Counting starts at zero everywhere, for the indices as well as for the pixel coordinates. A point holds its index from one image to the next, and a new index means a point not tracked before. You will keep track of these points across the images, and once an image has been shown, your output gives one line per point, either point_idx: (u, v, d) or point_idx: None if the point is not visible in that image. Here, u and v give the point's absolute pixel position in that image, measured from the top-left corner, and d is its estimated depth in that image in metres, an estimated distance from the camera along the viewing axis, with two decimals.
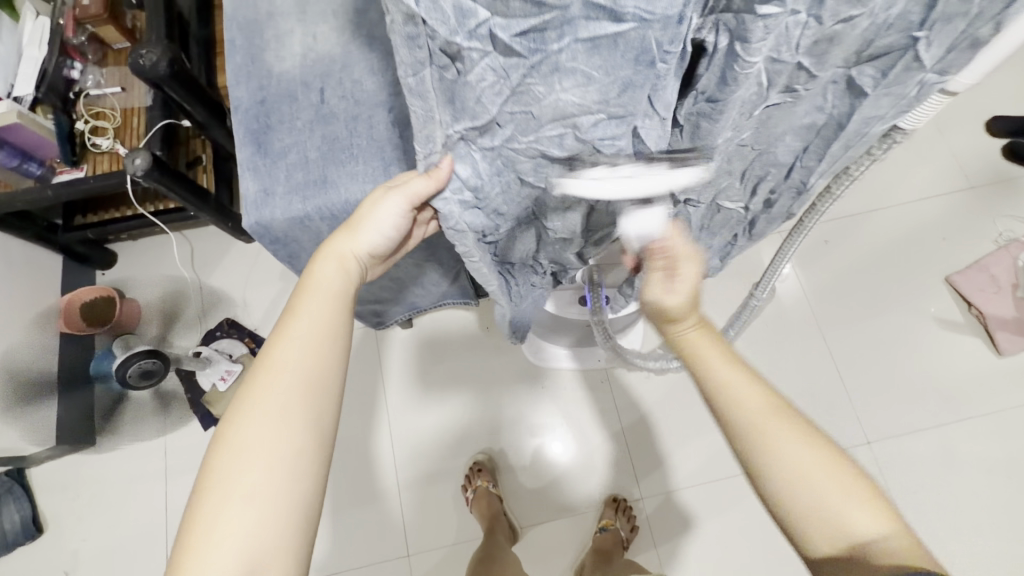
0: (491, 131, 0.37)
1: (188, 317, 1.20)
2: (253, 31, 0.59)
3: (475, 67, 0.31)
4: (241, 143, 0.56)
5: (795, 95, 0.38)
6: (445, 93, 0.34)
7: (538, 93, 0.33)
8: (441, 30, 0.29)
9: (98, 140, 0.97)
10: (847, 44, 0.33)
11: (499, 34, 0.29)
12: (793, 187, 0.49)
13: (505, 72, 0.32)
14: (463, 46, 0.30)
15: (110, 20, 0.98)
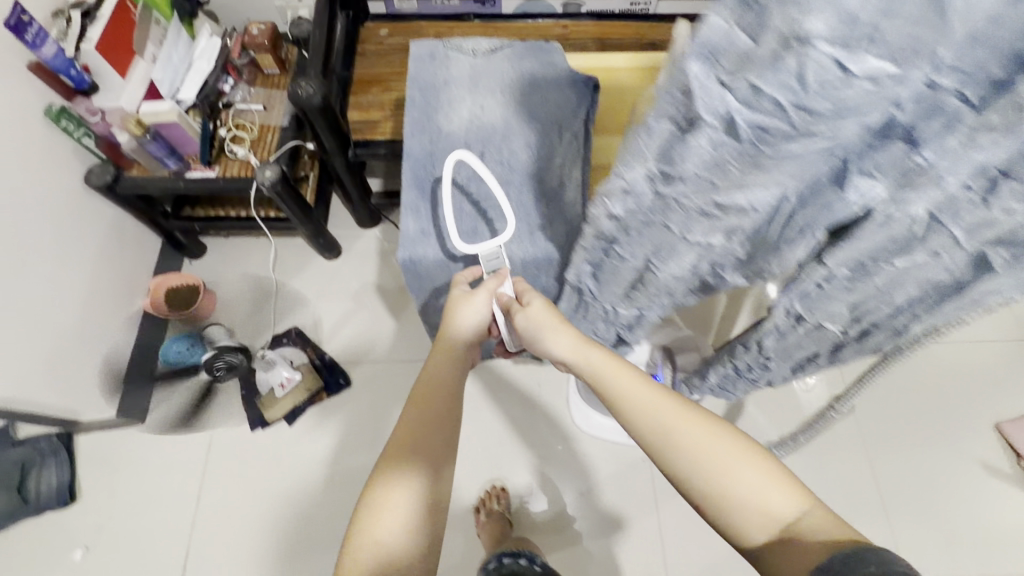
0: (670, 184, 0.37)
1: (259, 318, 1.25)
2: (430, 93, 0.68)
3: (700, 142, 0.31)
4: (406, 185, 0.63)
5: (934, 258, 0.39)
6: (662, 148, 0.34)
7: (730, 174, 0.33)
8: (699, 103, 0.29)
9: (235, 148, 1.07)
10: (997, 231, 0.34)
11: (735, 124, 0.29)
12: (891, 327, 0.50)
13: (718, 150, 0.31)
14: (700, 121, 0.30)
15: (271, 49, 1.11)
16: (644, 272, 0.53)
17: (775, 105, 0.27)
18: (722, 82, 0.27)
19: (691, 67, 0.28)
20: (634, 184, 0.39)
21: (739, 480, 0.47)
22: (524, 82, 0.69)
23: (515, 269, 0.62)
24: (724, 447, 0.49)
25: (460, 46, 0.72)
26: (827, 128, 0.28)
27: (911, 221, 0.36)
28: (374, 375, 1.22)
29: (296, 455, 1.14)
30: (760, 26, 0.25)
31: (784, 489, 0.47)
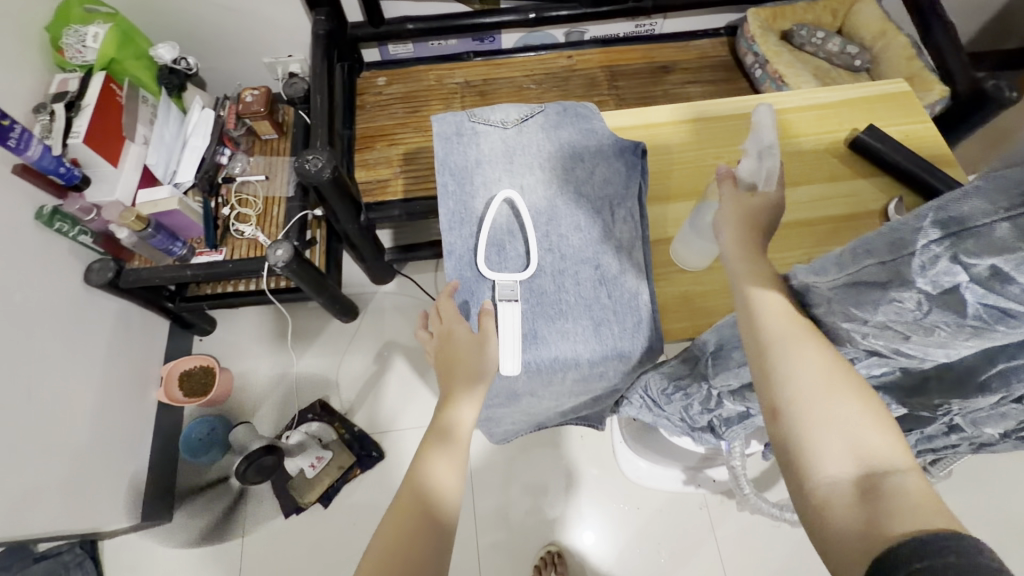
0: (853, 325, 0.35)
1: (280, 393, 1.20)
2: (463, 177, 0.62)
3: (924, 277, 0.28)
4: (454, 289, 0.57)
5: None
6: (873, 272, 0.31)
7: (960, 323, 0.29)
8: (951, 232, 0.26)
9: (241, 227, 1.00)
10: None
11: (995, 268, 0.25)
12: None
13: (952, 293, 0.28)
14: (912, 282, 0.29)
15: (267, 115, 1.04)
16: None
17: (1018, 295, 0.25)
18: (1002, 221, 0.24)
19: (923, 235, 0.28)
20: (817, 303, 0.37)
21: (823, 405, 0.36)
22: (565, 153, 0.63)
23: (581, 370, 0.56)
24: (819, 381, 0.36)
25: (488, 118, 0.66)
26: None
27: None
28: (408, 442, 1.16)
29: (335, 539, 1.08)
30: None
31: (884, 449, 0.33)
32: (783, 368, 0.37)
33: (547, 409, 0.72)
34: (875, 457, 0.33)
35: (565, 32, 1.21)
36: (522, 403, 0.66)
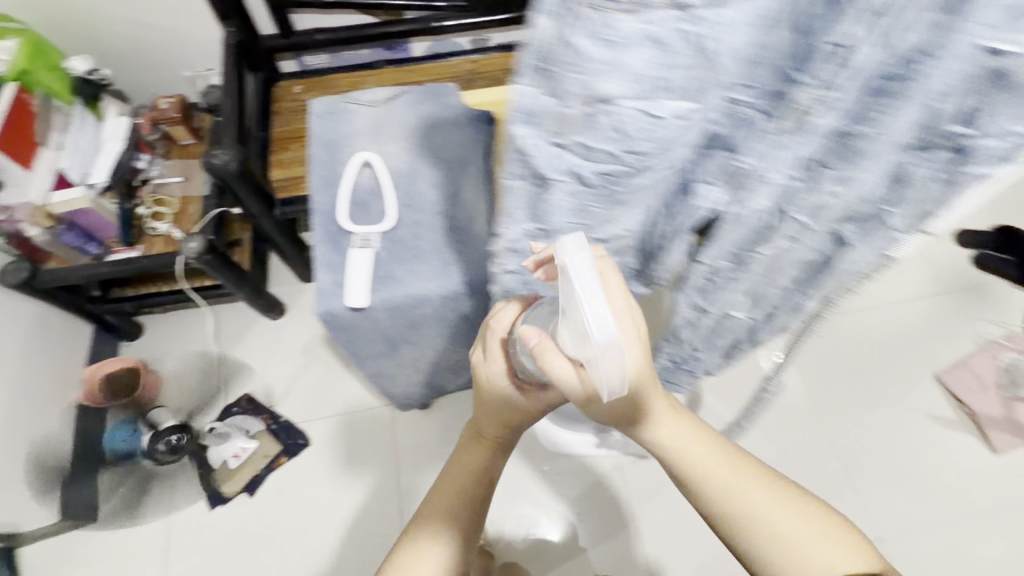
0: (555, 232, 0.40)
1: (208, 390, 1.22)
2: (333, 148, 0.69)
3: (558, 194, 0.35)
4: (319, 241, 0.63)
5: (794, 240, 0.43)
6: (529, 206, 0.38)
7: (599, 211, 0.37)
8: (541, 164, 0.33)
9: (156, 224, 1.05)
10: (834, 211, 0.38)
11: (583, 173, 0.33)
12: (791, 306, 0.53)
13: (578, 199, 0.36)
14: (551, 178, 0.34)
15: (183, 121, 1.10)
16: None
17: (607, 152, 0.31)
18: (554, 142, 0.31)
19: (524, 135, 0.31)
20: (532, 235, 0.42)
21: (751, 497, 0.50)
22: (424, 125, 0.71)
23: (436, 306, 0.63)
24: (764, 490, 0.50)
25: (360, 98, 0.74)
26: (659, 163, 0.32)
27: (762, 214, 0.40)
28: (335, 428, 1.20)
29: (263, 525, 1.10)
30: (561, 93, 0.28)
31: (836, 534, 0.48)
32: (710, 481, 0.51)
33: (432, 360, 0.78)
34: (833, 542, 0.48)
35: (470, 40, 1.31)
36: (400, 351, 0.72)
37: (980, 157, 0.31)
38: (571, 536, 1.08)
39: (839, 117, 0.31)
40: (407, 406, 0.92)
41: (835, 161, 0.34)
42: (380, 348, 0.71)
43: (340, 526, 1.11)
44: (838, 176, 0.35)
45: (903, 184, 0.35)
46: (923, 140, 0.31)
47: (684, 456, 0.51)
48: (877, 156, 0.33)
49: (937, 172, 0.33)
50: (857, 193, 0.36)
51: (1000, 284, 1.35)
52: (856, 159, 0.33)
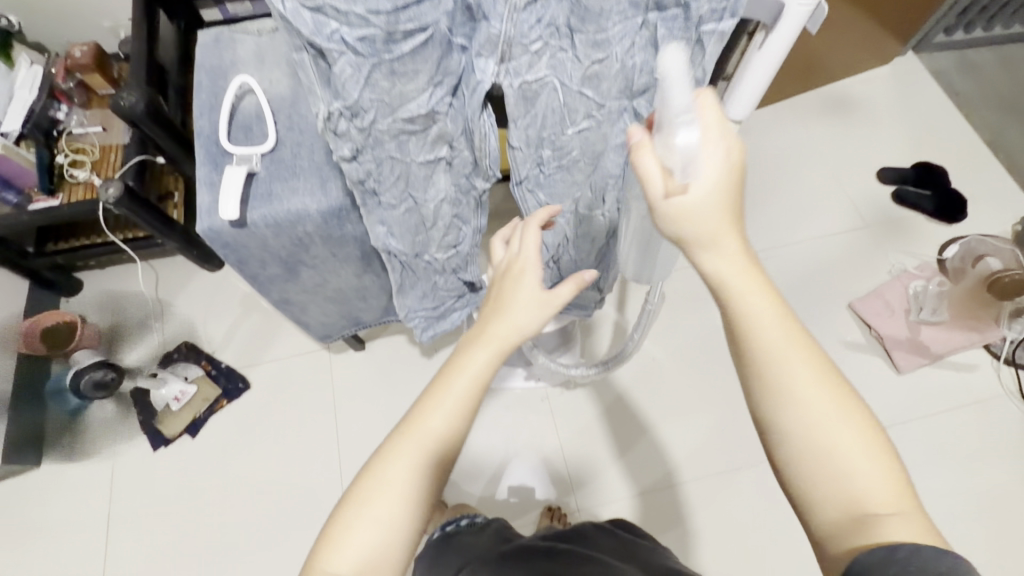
0: (358, 115, 0.45)
1: (148, 341, 1.24)
2: (217, 76, 0.71)
3: (338, 62, 0.41)
4: (201, 162, 0.65)
5: (594, 119, 0.51)
6: (324, 81, 0.43)
7: (385, 83, 0.43)
8: (306, 32, 0.39)
9: (75, 172, 1.06)
10: (614, 82, 0.48)
11: (347, 39, 0.40)
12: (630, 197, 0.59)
13: (357, 68, 0.42)
14: (325, 48, 0.40)
15: (98, 69, 1.09)
16: (419, 207, 0.56)
17: (357, 12, 0.38)
18: (307, 6, 0.38)
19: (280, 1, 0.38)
20: (336, 121, 0.46)
21: (823, 447, 0.43)
22: None
23: (318, 222, 0.67)
24: (854, 439, 0.43)
25: (248, 29, 0.75)
26: (413, 21, 0.40)
27: (544, 84, 0.48)
28: (273, 373, 1.23)
29: (204, 464, 1.15)
30: None
31: (880, 467, 0.42)
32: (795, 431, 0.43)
33: (337, 287, 0.82)
34: (875, 475, 0.42)
35: None
36: (298, 274, 0.75)
37: (692, 10, 0.44)
38: (523, 476, 1.15)
39: None
40: (327, 338, 0.95)
41: (578, 22, 0.44)
42: (277, 271, 0.74)
43: (279, 463, 1.15)
44: (589, 40, 0.45)
45: (655, 48, 0.47)
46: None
47: (787, 397, 0.43)
48: (619, 16, 0.43)
49: (675, 25, 0.45)
50: (619, 55, 0.46)
51: (918, 218, 1.40)
52: (597, 20, 0.43)
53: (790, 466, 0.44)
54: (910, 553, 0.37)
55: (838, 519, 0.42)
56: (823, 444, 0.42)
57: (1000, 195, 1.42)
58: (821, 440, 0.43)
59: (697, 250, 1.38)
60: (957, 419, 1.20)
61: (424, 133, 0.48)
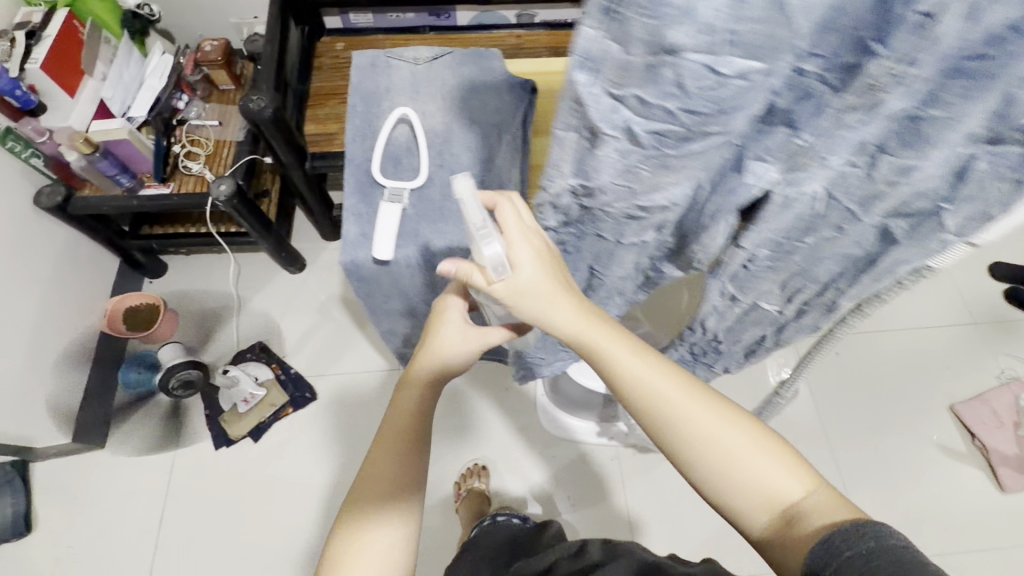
0: (593, 195, 0.37)
1: (223, 336, 1.24)
2: (371, 102, 0.69)
3: (607, 149, 0.32)
4: (349, 190, 0.63)
5: (841, 233, 0.40)
6: (575, 158, 0.35)
7: (645, 174, 0.34)
8: (592, 115, 0.30)
9: (190, 164, 1.07)
10: (887, 204, 0.35)
11: (635, 130, 0.30)
12: (824, 305, 0.51)
13: (626, 158, 0.33)
14: (602, 133, 0.31)
15: (224, 66, 1.11)
16: (594, 279, 0.52)
17: (664, 109, 0.28)
18: (611, 93, 0.28)
19: (578, 79, 0.28)
20: (563, 192, 0.38)
21: (720, 437, 0.44)
22: (463, 86, 0.70)
23: None
24: (722, 419, 0.44)
25: (404, 55, 0.73)
26: (715, 131, 0.30)
27: (811, 194, 0.36)
28: (340, 386, 1.20)
29: (262, 470, 1.12)
30: (625, 37, 0.25)
31: (778, 459, 0.44)
32: (680, 421, 0.44)
33: None
34: (771, 463, 0.44)
35: (517, 14, 1.29)
36: (415, 311, 0.72)
37: None
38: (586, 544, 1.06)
39: (912, 99, 0.27)
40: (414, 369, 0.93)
41: (893, 144, 0.30)
42: (396, 306, 0.71)
43: (336, 481, 1.12)
44: (896, 167, 0.32)
45: (962, 180, 0.31)
46: (995, 130, 0.27)
47: (655, 398, 0.45)
48: (947, 143, 0.29)
49: (1005, 162, 0.29)
50: (913, 184, 0.33)
51: None
52: (920, 146, 0.29)
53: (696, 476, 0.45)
54: (843, 539, 0.38)
55: (769, 521, 0.43)
56: (711, 437, 0.44)
57: None
58: (708, 434, 0.44)
59: None
60: None
61: (649, 218, 0.40)
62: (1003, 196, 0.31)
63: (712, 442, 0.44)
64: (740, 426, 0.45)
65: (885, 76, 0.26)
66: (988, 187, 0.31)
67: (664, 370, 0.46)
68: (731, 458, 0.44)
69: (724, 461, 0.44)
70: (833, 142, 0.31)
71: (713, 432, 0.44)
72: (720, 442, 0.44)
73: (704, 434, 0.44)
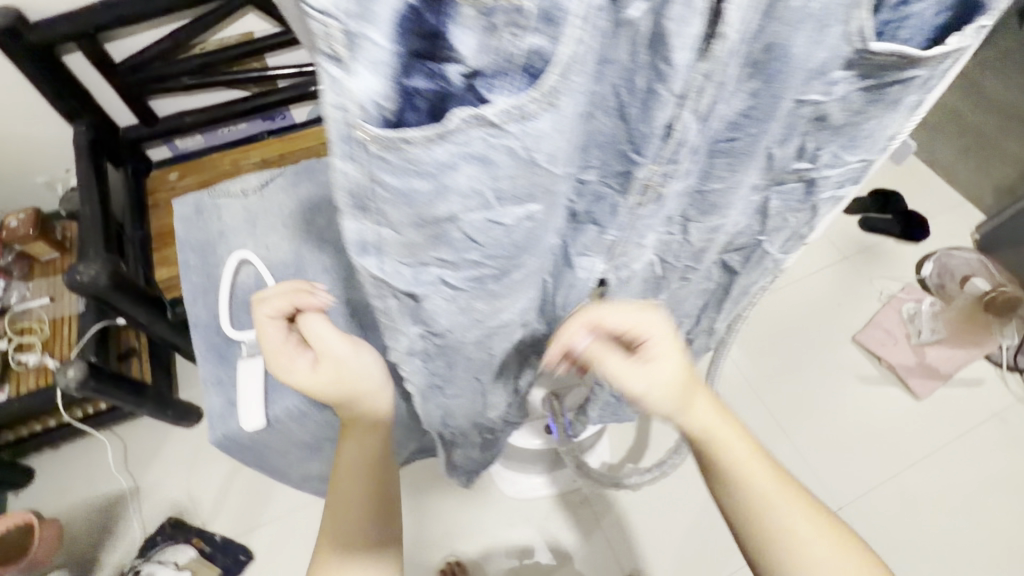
0: (444, 336, 0.34)
1: (125, 526, 1.07)
2: (206, 252, 0.63)
3: (432, 302, 0.29)
4: (201, 357, 0.56)
5: (689, 279, 0.43)
6: (407, 318, 0.31)
7: (482, 306, 0.31)
8: (400, 284, 0.27)
9: (24, 357, 0.93)
10: (716, 248, 0.41)
11: (449, 279, 0.28)
12: (705, 331, 0.53)
13: (454, 299, 0.29)
14: (417, 293, 0.28)
15: (40, 236, 0.97)
16: (488, 393, 0.48)
17: (467, 258, 0.26)
18: (404, 262, 0.25)
19: (365, 261, 0.25)
20: (413, 343, 0.34)
21: (791, 519, 0.42)
22: (303, 206, 0.66)
23: None
24: (796, 504, 0.43)
25: (230, 190, 0.68)
26: (531, 254, 0.29)
27: (640, 253, 0.38)
28: (278, 535, 1.08)
29: None
30: (395, 224, 0.23)
31: (844, 548, 0.42)
32: (750, 501, 0.43)
33: None
34: (795, 514, 0.42)
35: None
36: (323, 451, 0.66)
37: (821, 181, 0.36)
38: None
39: (692, 177, 0.32)
40: None
41: (695, 214, 0.36)
42: (299, 456, 0.64)
43: None
44: (705, 230, 0.37)
45: (767, 215, 0.38)
46: (772, 174, 0.34)
47: (738, 475, 0.43)
48: (740, 204, 0.36)
49: (792, 197, 0.36)
50: (728, 231, 0.39)
51: (889, 242, 1.47)
52: (716, 210, 0.35)
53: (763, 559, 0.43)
54: None
55: None
56: (782, 516, 0.42)
57: (951, 208, 1.53)
58: (781, 510, 0.42)
59: None
60: (988, 435, 1.21)
61: (514, 331, 0.38)
62: (804, 217, 0.39)
63: (782, 524, 0.42)
64: (814, 515, 0.43)
65: (657, 176, 0.30)
66: (787, 216, 0.38)
67: (755, 455, 0.44)
68: (792, 542, 0.42)
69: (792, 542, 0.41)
70: (653, 230, 0.35)
71: (781, 508, 0.42)
72: (783, 523, 0.42)
73: (770, 516, 0.42)
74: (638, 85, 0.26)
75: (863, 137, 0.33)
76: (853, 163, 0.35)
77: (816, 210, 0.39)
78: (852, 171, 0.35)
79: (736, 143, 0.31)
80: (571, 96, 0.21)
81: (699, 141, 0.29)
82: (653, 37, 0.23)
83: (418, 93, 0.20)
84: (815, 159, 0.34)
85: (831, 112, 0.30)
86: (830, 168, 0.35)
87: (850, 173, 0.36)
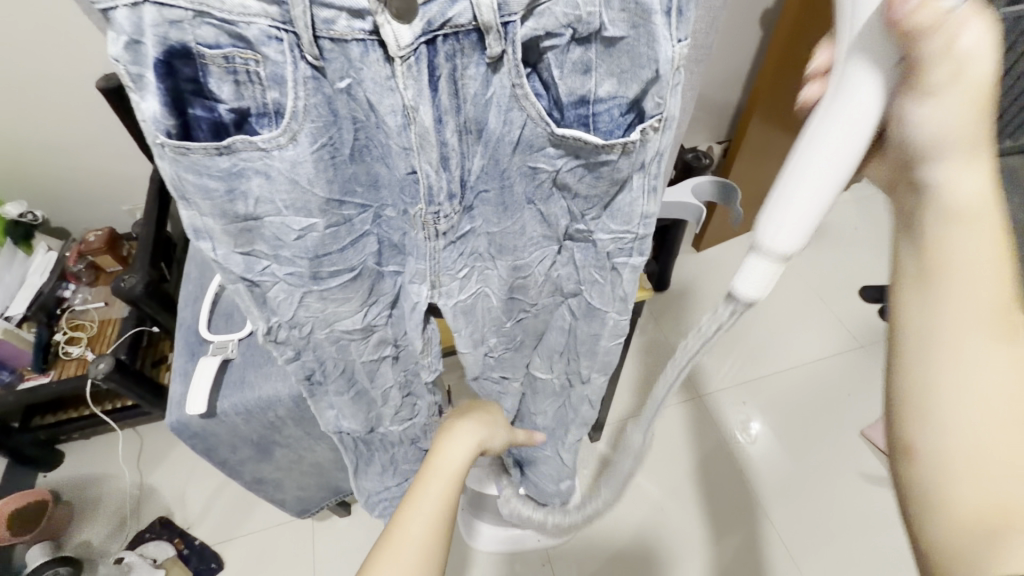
0: (298, 326, 0.52)
1: (122, 516, 1.17)
2: (205, 267, 0.76)
3: (271, 289, 0.47)
4: (177, 353, 0.67)
5: (529, 311, 0.61)
6: (257, 304, 0.49)
7: (313, 301, 0.50)
8: (239, 271, 0.45)
9: (70, 349, 1.11)
10: (534, 288, 0.57)
11: (278, 272, 0.46)
12: (580, 375, 0.68)
13: (288, 291, 0.48)
14: (257, 280, 0.47)
15: (108, 250, 1.17)
16: (368, 393, 0.64)
17: (291, 255, 0.45)
18: (238, 251, 0.44)
19: (208, 246, 0.43)
20: (276, 332, 0.52)
21: (974, 410, 0.35)
22: None
23: (289, 406, 0.66)
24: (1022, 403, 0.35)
25: None
26: (336, 264, 0.48)
27: (477, 295, 0.56)
28: (251, 549, 1.14)
29: None
30: (206, 213, 0.40)
31: None
32: (935, 367, 0.37)
33: (313, 462, 0.79)
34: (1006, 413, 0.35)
35: None
36: (271, 455, 0.73)
37: (599, 246, 0.51)
38: None
39: (478, 221, 0.48)
40: (305, 514, 0.90)
41: (495, 250, 0.51)
42: (248, 454, 0.71)
43: None
44: (509, 267, 0.52)
45: (576, 266, 0.55)
46: (555, 233, 0.51)
47: (930, 330, 0.37)
48: (533, 246, 0.52)
49: (589, 257, 0.53)
50: (537, 274, 0.55)
51: None
52: (509, 251, 0.51)
53: (900, 414, 0.38)
54: None
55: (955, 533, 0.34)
56: (969, 404, 0.35)
57: None
58: (973, 401, 0.35)
59: (698, 377, 1.34)
60: None
61: (365, 334, 0.56)
62: (609, 277, 0.54)
63: (969, 409, 0.35)
64: None
65: (427, 215, 0.44)
66: (592, 273, 0.54)
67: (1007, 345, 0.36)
68: (948, 420, 0.36)
69: (950, 425, 0.36)
70: (466, 248, 0.50)
71: (991, 403, 0.35)
72: (965, 414, 0.35)
73: (937, 386, 0.36)
74: (380, 140, 0.42)
75: (614, 208, 0.47)
76: (618, 235, 0.49)
77: (617, 273, 0.53)
78: (625, 241, 0.50)
79: (489, 194, 0.46)
80: (306, 134, 0.37)
81: (433, 182, 0.42)
82: (368, 102, 0.39)
83: (200, 119, 0.36)
84: (586, 223, 0.50)
85: (566, 181, 0.45)
86: (602, 233, 0.50)
87: (624, 244, 0.50)
